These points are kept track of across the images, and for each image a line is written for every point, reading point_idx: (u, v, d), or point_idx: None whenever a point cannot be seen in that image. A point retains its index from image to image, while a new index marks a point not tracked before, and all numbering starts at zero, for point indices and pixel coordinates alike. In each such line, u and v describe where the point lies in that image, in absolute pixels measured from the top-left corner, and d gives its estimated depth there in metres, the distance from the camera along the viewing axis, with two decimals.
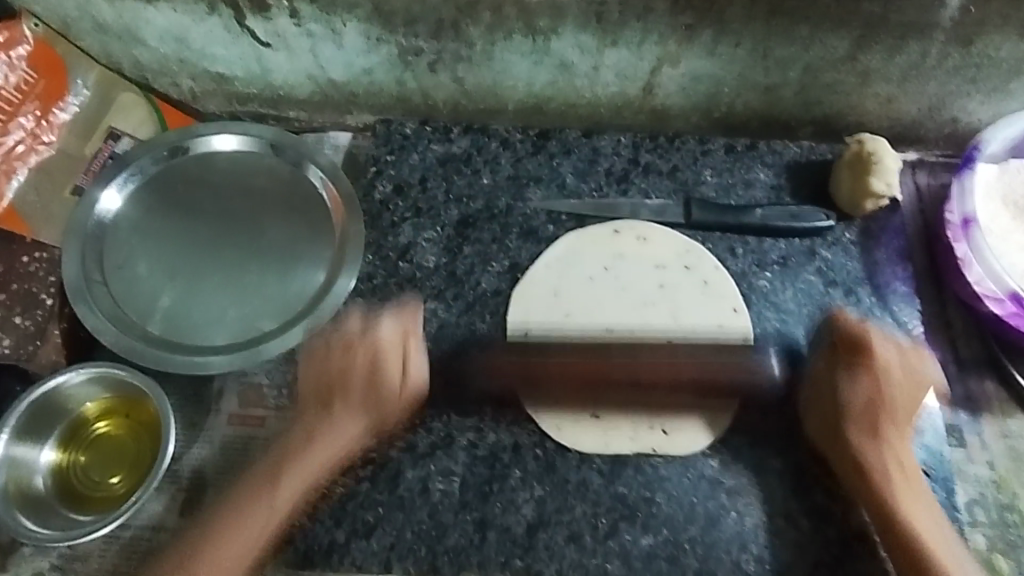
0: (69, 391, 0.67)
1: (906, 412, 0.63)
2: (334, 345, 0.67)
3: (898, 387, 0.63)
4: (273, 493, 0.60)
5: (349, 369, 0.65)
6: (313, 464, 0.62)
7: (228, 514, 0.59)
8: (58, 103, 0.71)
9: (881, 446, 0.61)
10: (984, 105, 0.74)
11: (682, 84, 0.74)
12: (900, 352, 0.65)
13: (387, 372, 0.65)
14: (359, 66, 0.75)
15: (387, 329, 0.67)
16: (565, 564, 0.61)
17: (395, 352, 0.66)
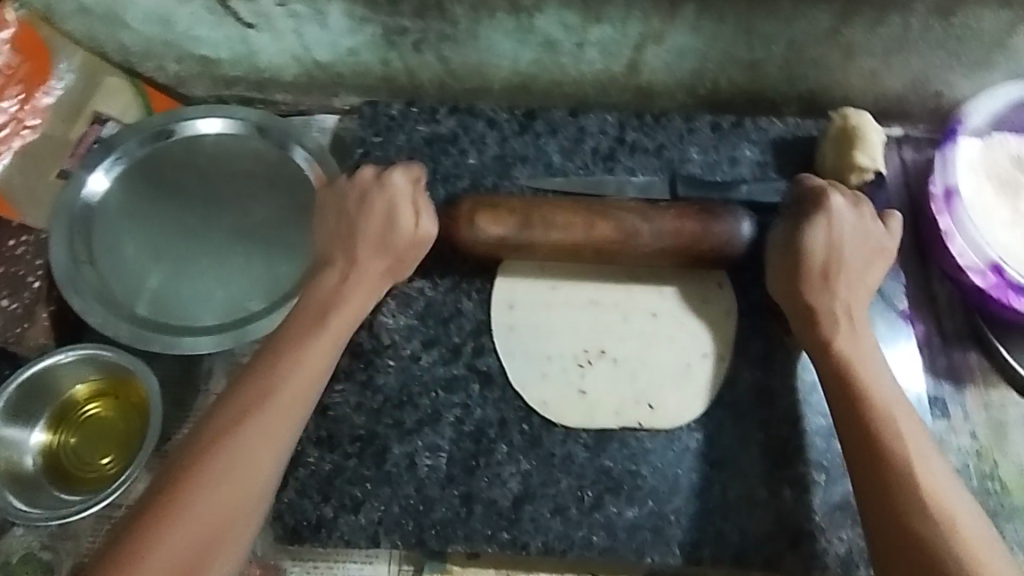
0: (58, 373, 0.68)
1: (869, 286, 0.63)
2: (350, 199, 0.66)
3: (865, 262, 0.63)
4: (288, 372, 0.59)
5: (365, 219, 0.64)
6: (333, 330, 0.62)
7: (245, 404, 0.57)
8: (42, 87, 0.70)
9: (831, 292, 0.61)
10: (968, 79, 0.74)
11: (666, 60, 0.74)
12: (868, 216, 0.64)
13: (401, 223, 0.65)
14: (344, 46, 0.75)
15: (399, 182, 0.65)
16: (550, 536, 0.62)
17: (406, 201, 0.65)
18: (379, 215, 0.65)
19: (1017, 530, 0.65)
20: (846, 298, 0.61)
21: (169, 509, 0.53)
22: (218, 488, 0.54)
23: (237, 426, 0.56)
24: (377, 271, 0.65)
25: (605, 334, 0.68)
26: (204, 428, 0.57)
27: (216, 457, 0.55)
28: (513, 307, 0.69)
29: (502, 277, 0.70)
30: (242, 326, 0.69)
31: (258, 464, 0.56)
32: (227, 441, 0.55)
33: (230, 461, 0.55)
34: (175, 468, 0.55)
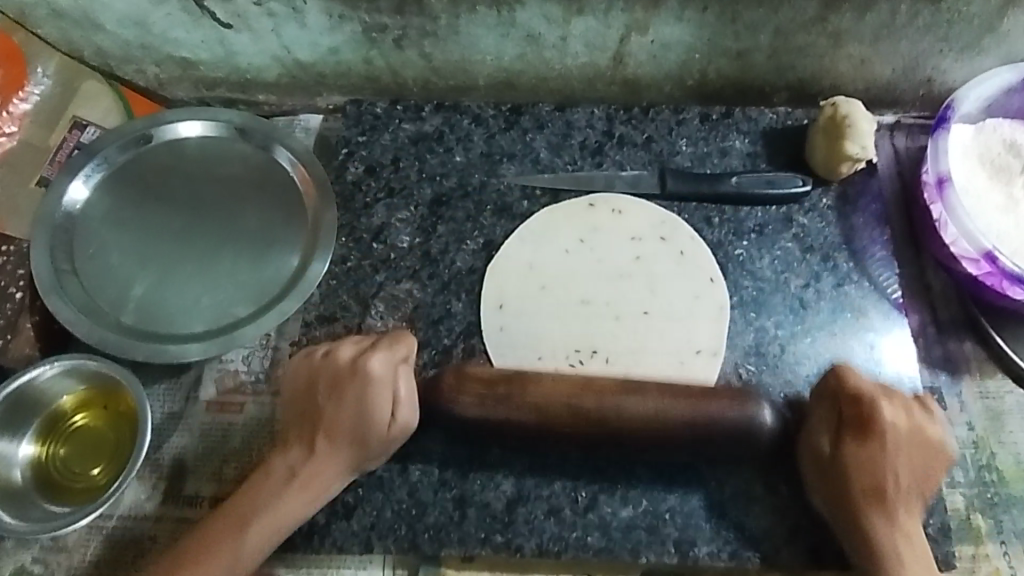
0: (44, 385, 0.67)
1: (922, 467, 0.58)
2: (320, 377, 0.62)
3: (910, 445, 0.59)
4: (241, 533, 0.58)
5: (338, 412, 0.61)
6: (288, 512, 0.59)
7: (189, 557, 0.57)
8: (18, 93, 0.73)
9: (894, 532, 0.57)
10: (958, 63, 0.73)
11: (652, 52, 0.73)
12: (915, 418, 0.60)
13: (375, 415, 0.60)
14: (325, 45, 0.74)
15: (379, 366, 0.61)
16: (545, 538, 0.61)
17: (385, 391, 0.61)
18: (353, 413, 0.60)
19: (1015, 521, 0.64)
20: (892, 495, 0.57)
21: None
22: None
23: None
24: (338, 457, 0.60)
25: (596, 331, 0.68)
26: (152, 574, 0.58)
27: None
28: (503, 306, 0.69)
29: (492, 276, 0.70)
30: (229, 333, 0.68)
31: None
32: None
33: None
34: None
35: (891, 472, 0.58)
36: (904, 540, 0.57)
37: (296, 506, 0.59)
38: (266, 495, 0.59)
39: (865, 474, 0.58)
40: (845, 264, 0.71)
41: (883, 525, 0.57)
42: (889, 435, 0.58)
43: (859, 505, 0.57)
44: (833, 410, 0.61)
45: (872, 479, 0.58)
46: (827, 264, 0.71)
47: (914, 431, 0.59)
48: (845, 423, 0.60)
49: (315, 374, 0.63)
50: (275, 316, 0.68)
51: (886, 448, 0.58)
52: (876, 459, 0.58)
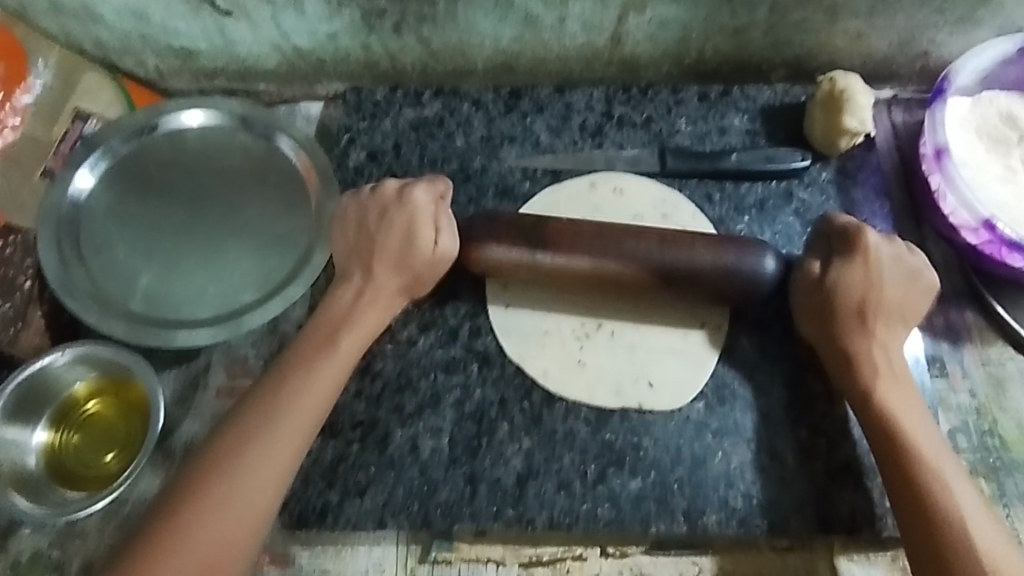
0: (55, 373, 0.67)
1: (897, 285, 0.61)
2: (369, 215, 0.66)
3: (892, 267, 0.61)
4: (335, 346, 0.62)
5: (388, 238, 0.64)
6: (343, 351, 0.62)
7: (279, 397, 0.58)
8: (21, 86, 0.70)
9: (871, 343, 0.60)
10: (953, 37, 0.74)
11: (649, 31, 0.74)
12: (899, 250, 0.62)
13: (422, 240, 0.64)
14: (323, 32, 0.74)
15: (422, 197, 0.66)
16: (555, 511, 0.62)
17: (429, 225, 0.64)
18: (400, 237, 0.64)
19: (1018, 484, 0.65)
20: (875, 322, 0.60)
21: (191, 501, 0.54)
22: (254, 471, 0.55)
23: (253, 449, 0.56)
24: (397, 289, 0.65)
25: (600, 308, 0.68)
26: (237, 418, 0.58)
27: (248, 450, 0.56)
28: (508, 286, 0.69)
29: None
30: (236, 320, 0.69)
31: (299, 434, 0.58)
32: (264, 431, 0.57)
33: (250, 461, 0.56)
34: (190, 481, 0.55)
35: (874, 298, 0.60)
36: (886, 355, 0.60)
37: (349, 344, 0.62)
38: (315, 342, 0.62)
39: (849, 296, 0.60)
40: None
41: (863, 335, 0.60)
42: (870, 261, 0.61)
43: (848, 328, 0.60)
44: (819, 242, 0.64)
45: (856, 286, 0.60)
46: None
47: (894, 256, 0.62)
48: (830, 249, 0.62)
49: (365, 214, 0.66)
50: (281, 302, 0.69)
51: (868, 258, 0.61)
52: (863, 281, 0.60)
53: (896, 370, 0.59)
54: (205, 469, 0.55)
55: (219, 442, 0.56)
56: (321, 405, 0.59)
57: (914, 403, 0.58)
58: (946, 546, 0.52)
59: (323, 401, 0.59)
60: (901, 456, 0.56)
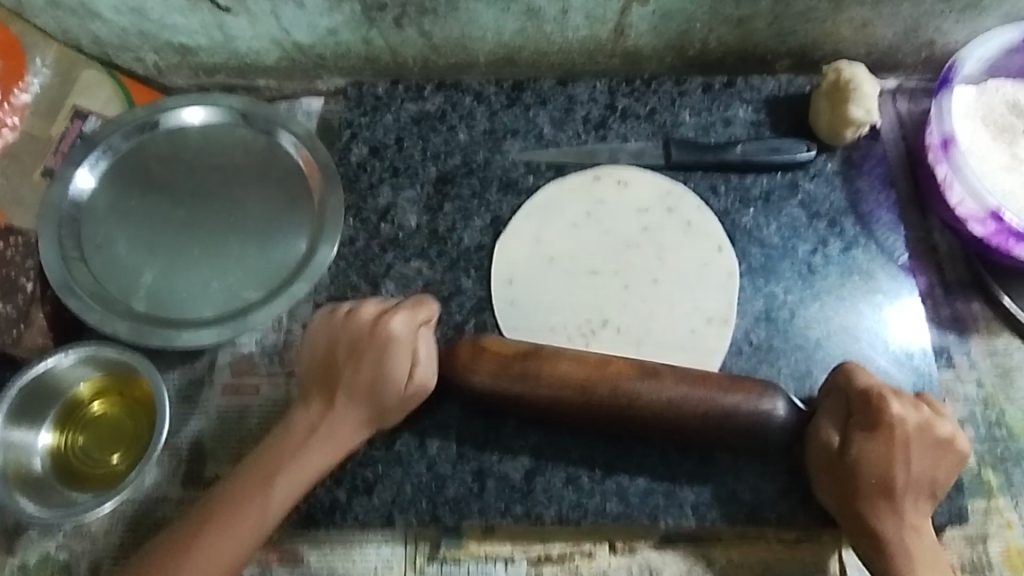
0: (60, 373, 0.67)
1: (921, 452, 0.57)
2: (342, 342, 0.62)
3: (914, 451, 0.57)
4: (269, 492, 0.58)
5: (357, 369, 0.61)
6: (313, 460, 0.59)
7: (232, 509, 0.57)
8: (18, 84, 0.71)
9: (901, 525, 0.56)
10: (960, 24, 0.73)
11: (653, 22, 0.73)
12: (927, 418, 0.58)
13: (393, 378, 0.61)
14: (323, 26, 0.74)
15: (402, 329, 0.62)
16: (563, 506, 0.62)
17: (406, 350, 0.61)
18: (371, 364, 0.60)
19: None
20: (899, 490, 0.56)
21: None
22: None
23: (211, 536, 0.56)
24: (356, 417, 0.61)
25: (607, 299, 0.68)
26: (179, 533, 0.57)
27: (183, 573, 0.55)
28: (512, 279, 0.70)
29: (499, 253, 0.71)
30: (241, 318, 0.69)
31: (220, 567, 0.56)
32: (193, 560, 0.56)
33: (204, 552, 0.56)
34: (181, 534, 0.57)
35: (896, 469, 0.57)
36: (911, 525, 0.56)
37: (321, 451, 0.59)
38: (292, 443, 0.60)
39: (873, 471, 0.57)
40: (852, 228, 0.72)
41: (888, 510, 0.56)
42: (893, 425, 0.57)
43: (870, 500, 0.57)
44: (839, 416, 0.59)
45: (879, 473, 0.57)
46: (833, 229, 0.72)
47: (921, 427, 0.58)
48: (853, 425, 0.58)
49: (337, 330, 0.63)
50: (285, 301, 0.69)
51: (892, 441, 0.57)
52: (885, 456, 0.57)
53: (917, 528, 0.57)
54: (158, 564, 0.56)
55: (186, 525, 0.57)
56: (259, 529, 0.57)
57: (937, 568, 0.56)
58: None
59: (257, 526, 0.57)
60: None
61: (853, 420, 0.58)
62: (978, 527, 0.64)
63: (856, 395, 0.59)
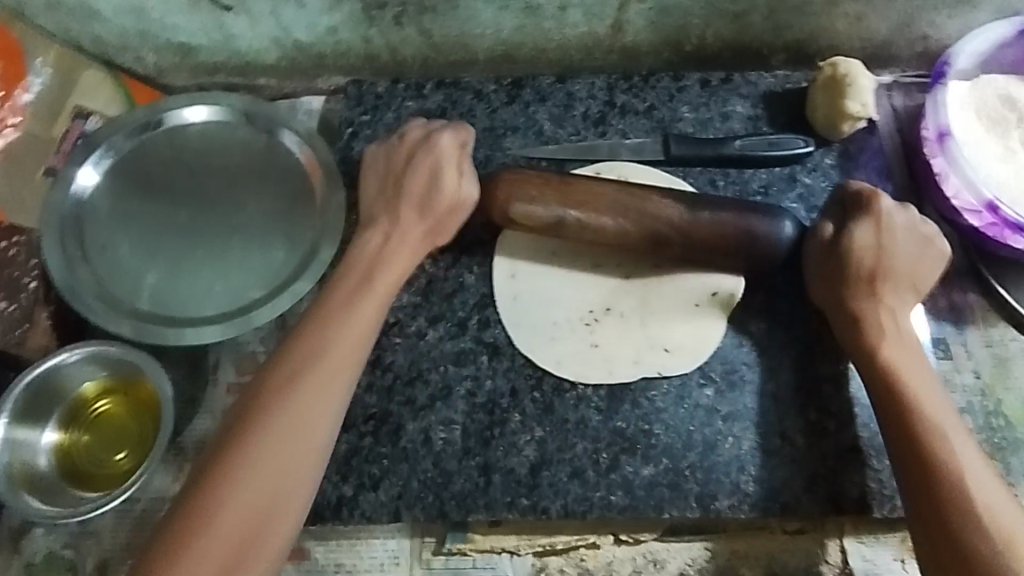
0: (64, 373, 0.67)
1: (904, 240, 0.63)
2: (397, 151, 0.68)
3: (903, 246, 0.63)
4: (326, 356, 0.58)
5: (412, 178, 0.66)
6: (367, 313, 0.62)
7: (315, 350, 0.58)
8: (20, 86, 0.69)
9: (879, 307, 0.61)
10: (952, 19, 0.74)
11: (651, 18, 0.73)
12: (917, 220, 0.64)
13: (446, 178, 0.66)
14: (323, 24, 0.74)
15: (448, 143, 0.67)
16: (569, 499, 0.62)
17: (453, 161, 0.67)
18: (426, 173, 0.66)
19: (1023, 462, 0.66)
20: (885, 289, 0.62)
21: (218, 486, 0.53)
22: (285, 444, 0.55)
23: (275, 417, 0.55)
24: (417, 228, 0.66)
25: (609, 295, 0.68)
26: (272, 382, 0.57)
27: (283, 413, 0.55)
28: (515, 275, 0.69)
29: (503, 247, 0.70)
30: (244, 316, 0.69)
31: (320, 411, 0.57)
32: (295, 404, 0.56)
33: (273, 433, 0.55)
34: (240, 427, 0.55)
35: (886, 254, 0.62)
36: (893, 316, 0.61)
37: (375, 300, 0.62)
38: (336, 305, 0.61)
39: (864, 257, 0.62)
40: None
41: (876, 311, 0.61)
42: (883, 224, 0.63)
43: (858, 290, 0.62)
44: (829, 214, 0.65)
45: (868, 244, 0.62)
46: None
47: (909, 232, 0.63)
48: (848, 214, 0.64)
49: (392, 154, 0.68)
50: (287, 299, 0.69)
51: (881, 225, 0.63)
52: (874, 244, 0.62)
53: (903, 332, 0.61)
54: (248, 437, 0.54)
55: (242, 418, 0.55)
56: (347, 368, 0.59)
57: (925, 376, 0.58)
58: (944, 505, 0.52)
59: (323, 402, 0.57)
60: (909, 429, 0.56)
61: (841, 209, 0.64)
62: None
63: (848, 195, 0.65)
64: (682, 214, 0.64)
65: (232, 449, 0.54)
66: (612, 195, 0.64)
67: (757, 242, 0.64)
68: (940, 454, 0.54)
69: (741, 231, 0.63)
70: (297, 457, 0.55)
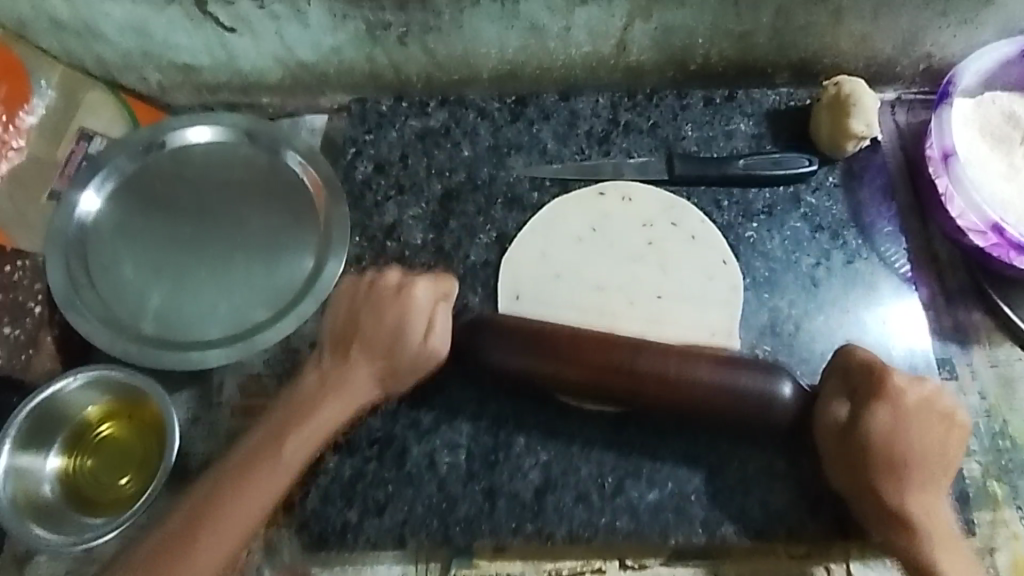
0: (68, 397, 0.67)
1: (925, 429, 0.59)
2: (364, 290, 0.65)
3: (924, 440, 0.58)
4: (278, 455, 0.58)
5: (378, 323, 0.63)
6: (327, 419, 0.60)
7: (244, 476, 0.57)
8: (23, 107, 0.70)
9: (909, 494, 0.57)
10: (958, 37, 0.74)
11: (655, 38, 0.73)
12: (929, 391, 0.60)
13: (412, 334, 0.62)
14: (327, 44, 0.74)
15: (424, 295, 0.64)
16: (574, 523, 0.62)
17: (424, 316, 0.63)
18: (394, 320, 0.63)
19: None
20: (914, 482, 0.58)
21: (172, 554, 0.54)
22: (206, 558, 0.54)
23: (218, 513, 0.55)
24: (370, 374, 0.62)
25: (619, 306, 0.69)
26: (196, 502, 0.56)
27: (202, 543, 0.55)
28: (519, 294, 0.70)
29: (507, 268, 0.71)
30: (250, 337, 0.69)
31: (237, 534, 0.56)
32: (214, 524, 0.55)
33: (216, 529, 0.55)
34: (182, 514, 0.56)
35: (908, 446, 0.58)
36: (924, 498, 0.57)
37: (337, 410, 0.61)
38: (301, 403, 0.61)
39: (883, 445, 0.58)
40: (854, 241, 0.73)
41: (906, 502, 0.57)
42: (902, 413, 0.59)
43: (883, 481, 0.58)
44: (839, 393, 0.61)
45: (887, 435, 0.58)
46: (836, 242, 0.73)
47: (932, 419, 0.59)
48: (861, 398, 0.59)
49: (359, 291, 0.65)
50: (293, 320, 0.69)
51: (901, 418, 0.58)
52: (893, 430, 0.58)
53: (934, 520, 0.57)
54: (175, 541, 0.55)
55: (186, 508, 0.56)
56: (274, 492, 0.57)
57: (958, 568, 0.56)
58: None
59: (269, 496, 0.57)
60: None
61: (862, 392, 0.60)
62: (986, 538, 0.64)
63: (867, 379, 0.60)
64: (636, 364, 0.58)
65: (156, 556, 0.54)
66: (579, 347, 0.59)
67: (702, 389, 0.58)
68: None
69: (690, 383, 0.58)
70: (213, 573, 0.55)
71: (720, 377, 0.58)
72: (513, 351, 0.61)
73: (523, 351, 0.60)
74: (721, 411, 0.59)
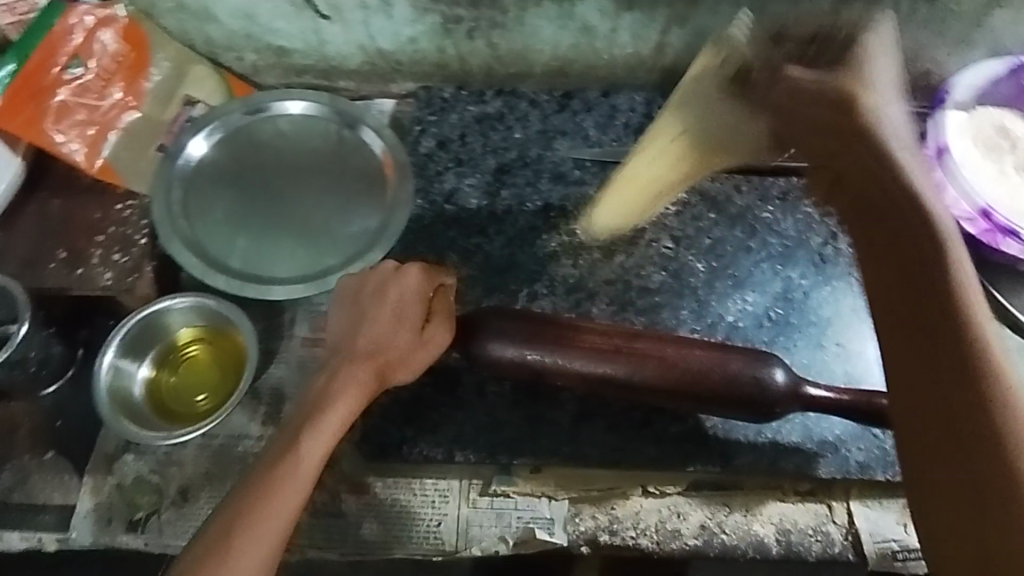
0: (167, 317, 0.77)
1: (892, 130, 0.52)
2: (367, 284, 0.68)
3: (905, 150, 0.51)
4: (297, 451, 0.59)
5: (380, 313, 0.66)
6: (343, 409, 0.62)
7: (269, 477, 0.58)
8: (143, 75, 0.82)
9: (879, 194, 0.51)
10: (952, 57, 0.86)
11: (689, 42, 0.84)
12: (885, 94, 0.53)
13: (411, 321, 0.66)
14: (406, 35, 0.85)
15: (420, 279, 0.67)
16: (605, 448, 0.70)
17: (420, 297, 0.66)
18: (391, 311, 0.65)
19: None
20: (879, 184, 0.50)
21: (214, 557, 0.55)
22: (247, 557, 0.55)
23: (249, 519, 0.56)
24: (377, 362, 0.64)
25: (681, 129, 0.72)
26: (229, 513, 0.57)
27: (239, 539, 0.55)
28: None
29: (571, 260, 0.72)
30: (322, 278, 0.78)
31: (274, 527, 0.57)
32: (251, 522, 0.56)
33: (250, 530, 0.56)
34: (219, 522, 0.57)
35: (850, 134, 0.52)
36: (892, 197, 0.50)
37: (349, 400, 0.62)
38: (318, 398, 0.63)
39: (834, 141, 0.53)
40: None
41: (868, 206, 0.51)
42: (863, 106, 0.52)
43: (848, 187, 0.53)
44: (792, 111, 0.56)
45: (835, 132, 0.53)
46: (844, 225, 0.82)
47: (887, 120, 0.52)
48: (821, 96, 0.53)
49: (363, 288, 0.68)
50: (361, 266, 0.78)
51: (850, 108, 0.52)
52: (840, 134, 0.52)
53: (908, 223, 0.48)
54: (216, 547, 0.55)
55: (222, 516, 0.57)
56: (302, 482, 0.58)
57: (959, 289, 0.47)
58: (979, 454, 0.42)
59: (297, 490, 0.58)
60: (928, 334, 0.46)
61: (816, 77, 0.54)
62: None
63: (836, 91, 0.52)
64: (634, 351, 0.64)
65: (200, 558, 0.55)
66: (581, 335, 0.65)
67: (697, 373, 0.63)
68: (944, 358, 0.45)
69: (684, 369, 0.64)
70: (258, 567, 0.55)
71: (709, 359, 0.64)
72: (519, 345, 0.65)
73: (528, 346, 0.65)
74: (713, 391, 0.64)
